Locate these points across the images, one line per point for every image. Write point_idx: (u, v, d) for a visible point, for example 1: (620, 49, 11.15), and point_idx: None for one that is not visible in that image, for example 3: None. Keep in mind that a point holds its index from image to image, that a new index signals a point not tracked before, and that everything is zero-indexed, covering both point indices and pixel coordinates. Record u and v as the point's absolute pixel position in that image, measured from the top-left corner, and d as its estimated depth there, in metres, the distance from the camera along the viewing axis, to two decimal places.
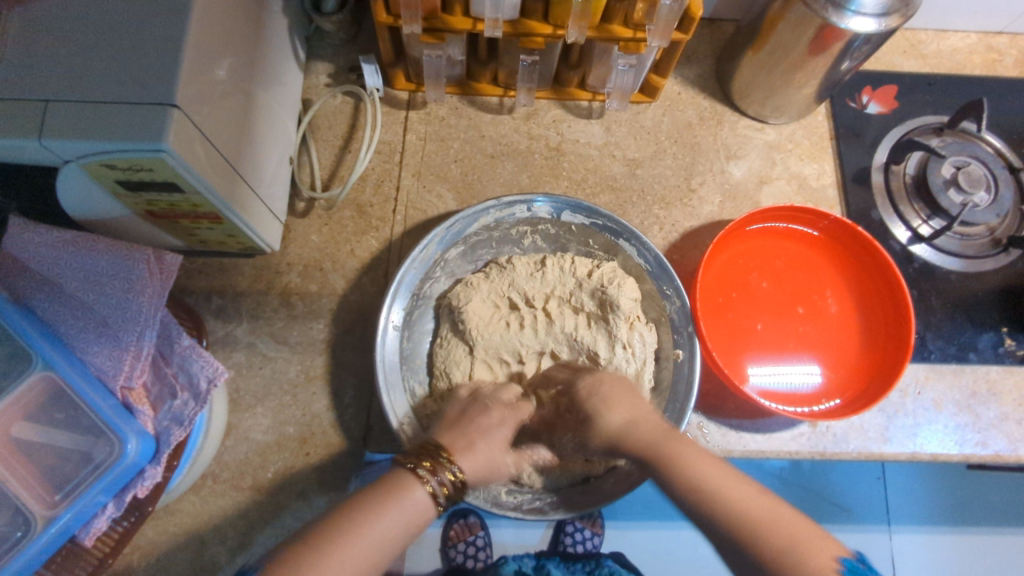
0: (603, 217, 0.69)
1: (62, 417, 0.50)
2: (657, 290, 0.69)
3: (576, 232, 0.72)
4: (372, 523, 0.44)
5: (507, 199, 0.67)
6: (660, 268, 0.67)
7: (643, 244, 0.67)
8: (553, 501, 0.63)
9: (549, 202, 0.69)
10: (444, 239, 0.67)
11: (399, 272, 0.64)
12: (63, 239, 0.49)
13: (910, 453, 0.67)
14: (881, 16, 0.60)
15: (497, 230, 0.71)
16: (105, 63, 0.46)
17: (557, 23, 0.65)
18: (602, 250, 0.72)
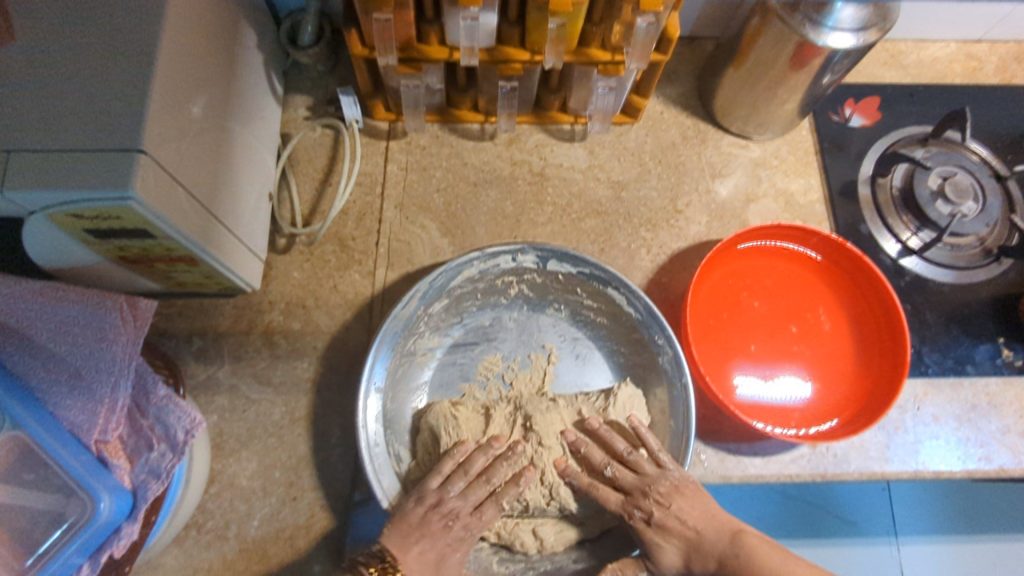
0: (589, 265, 0.67)
1: (31, 478, 0.48)
2: (649, 338, 0.67)
3: (563, 281, 0.70)
4: None
5: (490, 250, 0.66)
6: (651, 317, 0.65)
7: (631, 291, 0.66)
8: (547, 572, 0.60)
9: (535, 253, 0.67)
10: (426, 293, 0.66)
11: (379, 331, 0.62)
12: (32, 291, 0.47)
13: (912, 471, 0.66)
14: (858, 31, 0.60)
15: (482, 281, 0.69)
16: (67, 110, 0.45)
17: (535, 49, 0.64)
18: (591, 297, 0.71)
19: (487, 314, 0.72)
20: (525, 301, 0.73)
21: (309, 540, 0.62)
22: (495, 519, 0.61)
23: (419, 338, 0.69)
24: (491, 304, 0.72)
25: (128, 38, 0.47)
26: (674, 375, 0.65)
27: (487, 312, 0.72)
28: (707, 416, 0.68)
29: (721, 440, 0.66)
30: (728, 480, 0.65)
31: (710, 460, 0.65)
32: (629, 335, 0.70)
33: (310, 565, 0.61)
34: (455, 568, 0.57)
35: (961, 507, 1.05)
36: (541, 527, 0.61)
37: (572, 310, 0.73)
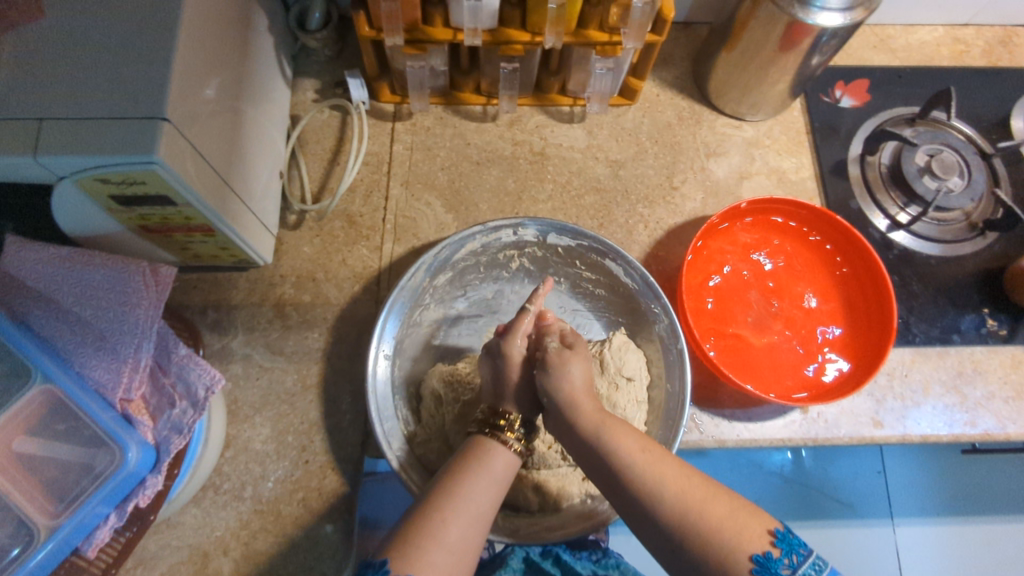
0: (588, 239, 0.69)
1: (64, 429, 0.51)
2: (646, 307, 0.70)
3: (563, 254, 0.74)
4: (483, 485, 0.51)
5: (492, 225, 0.68)
6: (646, 286, 0.68)
7: (628, 262, 0.68)
8: (550, 526, 0.63)
9: (536, 226, 0.70)
10: (431, 266, 0.68)
11: (388, 300, 0.65)
12: (59, 256, 0.51)
13: (900, 436, 0.68)
14: (845, 11, 0.63)
15: (485, 254, 0.72)
16: (96, 83, 0.48)
17: (535, 30, 0.67)
18: (589, 269, 0.74)
19: (490, 286, 0.76)
20: (526, 274, 0.77)
21: (321, 500, 0.64)
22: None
23: (425, 311, 0.72)
24: (492, 277, 0.76)
25: (150, 15, 0.50)
26: (669, 342, 0.67)
27: (488, 285, 0.76)
28: (703, 384, 0.70)
29: (717, 405, 0.69)
30: (723, 444, 0.68)
31: (705, 425, 0.68)
32: (627, 306, 0.74)
33: (322, 525, 0.63)
34: None
35: (954, 488, 1.08)
36: (546, 485, 0.64)
37: (572, 283, 0.77)
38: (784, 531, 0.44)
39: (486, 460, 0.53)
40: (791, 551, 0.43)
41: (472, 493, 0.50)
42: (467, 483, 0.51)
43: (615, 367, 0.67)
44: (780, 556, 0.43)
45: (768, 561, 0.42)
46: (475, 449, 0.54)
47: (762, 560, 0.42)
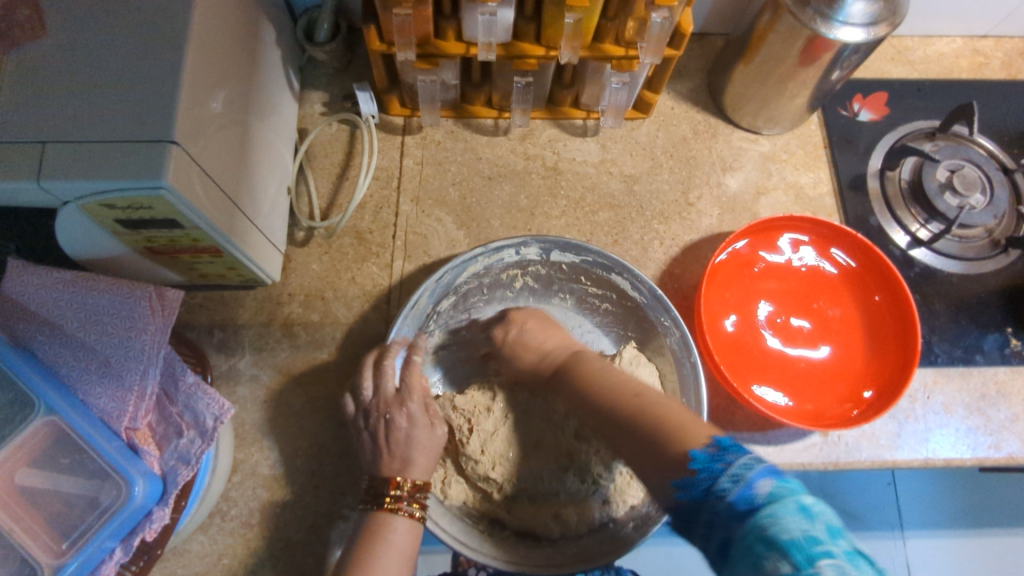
0: (591, 254, 0.67)
1: (68, 463, 0.49)
2: (656, 321, 0.68)
3: (566, 270, 0.72)
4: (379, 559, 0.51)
5: (495, 246, 0.66)
6: (655, 299, 0.66)
7: (635, 277, 0.66)
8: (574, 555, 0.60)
9: (538, 245, 0.68)
10: (433, 291, 0.66)
11: (392, 332, 0.63)
12: (63, 280, 0.49)
13: (922, 459, 0.67)
14: (868, 26, 0.61)
15: (488, 276, 0.71)
16: (102, 106, 0.46)
17: (550, 44, 0.65)
18: (594, 284, 0.72)
19: (495, 306, 0.75)
20: (530, 293, 0.76)
21: (331, 527, 0.62)
22: (516, 510, 0.63)
23: (432, 336, 0.71)
24: (496, 296, 0.75)
25: (157, 35, 0.48)
26: (682, 356, 0.65)
27: (494, 306, 0.75)
28: (721, 406, 0.69)
29: (736, 428, 0.67)
30: None
31: None
32: (637, 319, 0.72)
33: (333, 553, 0.62)
34: (482, 558, 0.59)
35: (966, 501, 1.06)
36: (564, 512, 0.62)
37: (578, 298, 0.76)
38: (713, 446, 0.40)
39: (380, 534, 0.53)
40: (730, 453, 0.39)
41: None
42: (376, 571, 0.50)
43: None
44: (719, 454, 0.39)
45: (701, 457, 0.40)
46: (373, 536, 0.53)
47: (694, 469, 0.40)
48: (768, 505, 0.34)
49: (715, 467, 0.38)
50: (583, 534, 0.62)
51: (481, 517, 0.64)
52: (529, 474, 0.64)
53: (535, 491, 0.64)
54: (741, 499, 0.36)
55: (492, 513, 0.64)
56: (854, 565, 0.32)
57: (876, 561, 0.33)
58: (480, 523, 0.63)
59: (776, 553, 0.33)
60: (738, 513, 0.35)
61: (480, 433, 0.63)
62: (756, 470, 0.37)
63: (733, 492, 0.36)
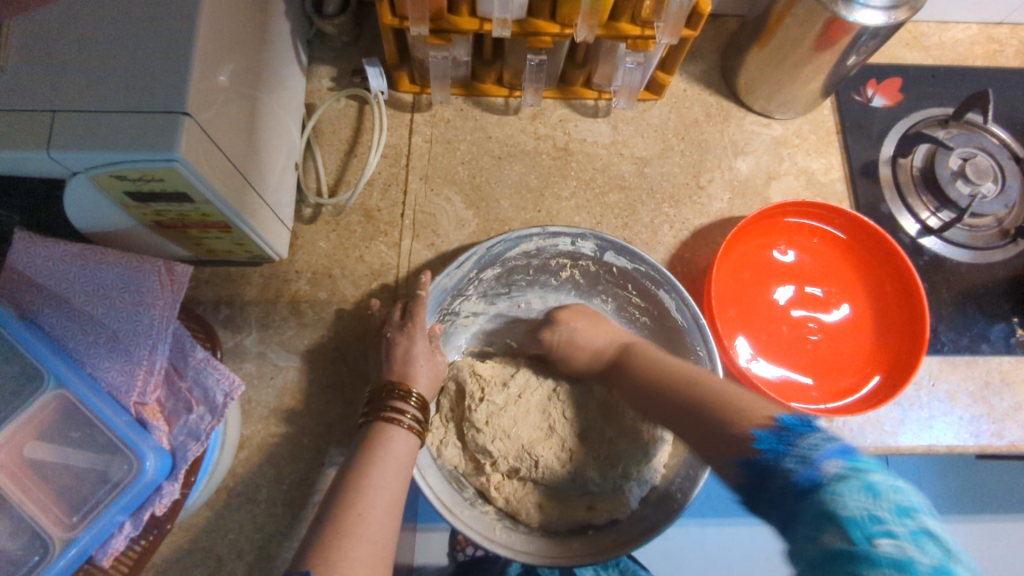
0: (644, 264, 0.66)
1: (78, 436, 0.49)
2: (691, 346, 0.66)
3: (615, 273, 0.72)
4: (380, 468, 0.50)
5: (552, 230, 0.66)
6: (695, 324, 0.64)
7: (681, 297, 0.65)
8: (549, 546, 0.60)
9: (594, 242, 0.68)
10: (482, 259, 0.66)
11: (434, 281, 0.63)
12: (70, 252, 0.48)
13: (925, 446, 0.67)
14: (888, 9, 0.60)
15: (537, 257, 0.70)
16: (112, 74, 0.45)
17: (565, 22, 0.64)
18: (639, 294, 0.72)
19: (536, 291, 0.76)
20: (573, 286, 0.77)
21: None
22: (505, 489, 0.63)
23: (466, 302, 0.72)
24: (539, 280, 0.75)
25: (168, 4, 0.47)
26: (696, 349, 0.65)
27: (534, 290, 0.76)
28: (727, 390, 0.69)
29: None
30: None
31: None
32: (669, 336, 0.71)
33: None
34: (462, 526, 0.58)
35: None
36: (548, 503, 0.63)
37: (619, 303, 0.76)
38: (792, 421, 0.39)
39: (381, 441, 0.53)
40: (799, 431, 0.38)
41: (379, 490, 0.49)
42: (376, 475, 0.49)
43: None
44: (786, 432, 0.38)
45: (765, 436, 0.39)
46: (376, 441, 0.52)
47: (763, 436, 0.39)
48: (832, 483, 0.33)
49: (782, 444, 0.38)
50: (562, 529, 0.62)
51: (469, 485, 0.64)
52: (525, 456, 0.63)
53: (526, 474, 0.64)
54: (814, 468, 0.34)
55: (479, 486, 0.64)
56: (911, 544, 0.30)
57: (950, 546, 0.30)
58: (466, 490, 0.64)
59: (833, 527, 0.31)
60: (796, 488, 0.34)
61: (491, 407, 0.64)
62: (825, 450, 0.35)
63: (798, 471, 0.35)
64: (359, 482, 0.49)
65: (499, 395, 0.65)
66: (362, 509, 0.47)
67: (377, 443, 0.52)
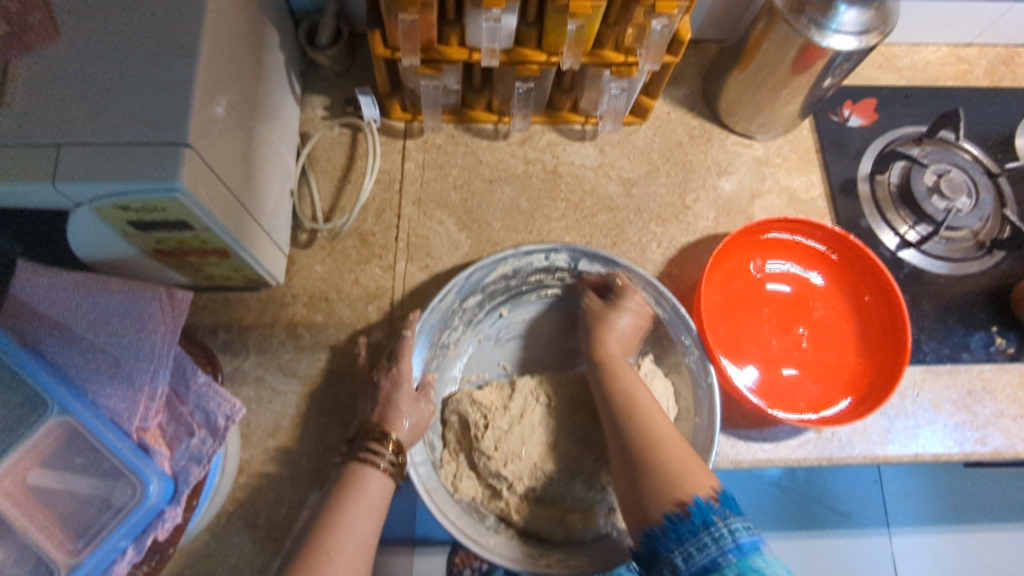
0: (620, 266, 0.70)
1: (82, 462, 0.50)
2: (676, 339, 0.70)
3: (591, 282, 0.74)
4: (352, 508, 0.53)
5: (524, 249, 0.69)
6: (677, 316, 0.68)
7: (660, 292, 0.68)
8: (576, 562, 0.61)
9: (568, 253, 0.70)
10: (462, 289, 0.68)
11: (417, 320, 0.65)
12: (74, 282, 0.50)
13: (912, 454, 0.69)
14: (860, 34, 0.63)
15: (515, 277, 0.72)
16: (116, 108, 0.47)
17: (551, 50, 0.67)
18: None
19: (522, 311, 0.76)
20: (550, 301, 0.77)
21: None
22: (523, 510, 0.64)
23: (455, 331, 0.73)
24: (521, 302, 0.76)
25: (170, 40, 0.49)
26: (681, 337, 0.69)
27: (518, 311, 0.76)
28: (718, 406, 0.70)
29: (734, 426, 0.69)
30: (739, 464, 0.68)
31: (722, 448, 0.68)
32: (653, 335, 0.74)
33: None
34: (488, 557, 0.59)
35: (949, 496, 1.09)
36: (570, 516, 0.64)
37: None
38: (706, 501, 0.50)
39: (358, 482, 0.55)
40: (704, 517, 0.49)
41: (350, 531, 0.51)
42: (348, 517, 0.52)
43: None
44: (716, 506, 0.50)
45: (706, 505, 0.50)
46: (353, 483, 0.55)
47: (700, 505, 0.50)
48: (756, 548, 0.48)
49: (711, 516, 0.49)
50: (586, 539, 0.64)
51: (488, 511, 0.65)
52: (540, 476, 0.65)
53: (543, 493, 0.65)
54: (750, 546, 0.48)
55: (498, 511, 0.65)
56: None
57: None
58: (486, 518, 0.65)
59: None
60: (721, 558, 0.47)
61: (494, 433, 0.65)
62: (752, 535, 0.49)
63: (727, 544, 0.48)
64: (331, 523, 0.51)
65: (503, 418, 0.66)
66: (332, 551, 0.49)
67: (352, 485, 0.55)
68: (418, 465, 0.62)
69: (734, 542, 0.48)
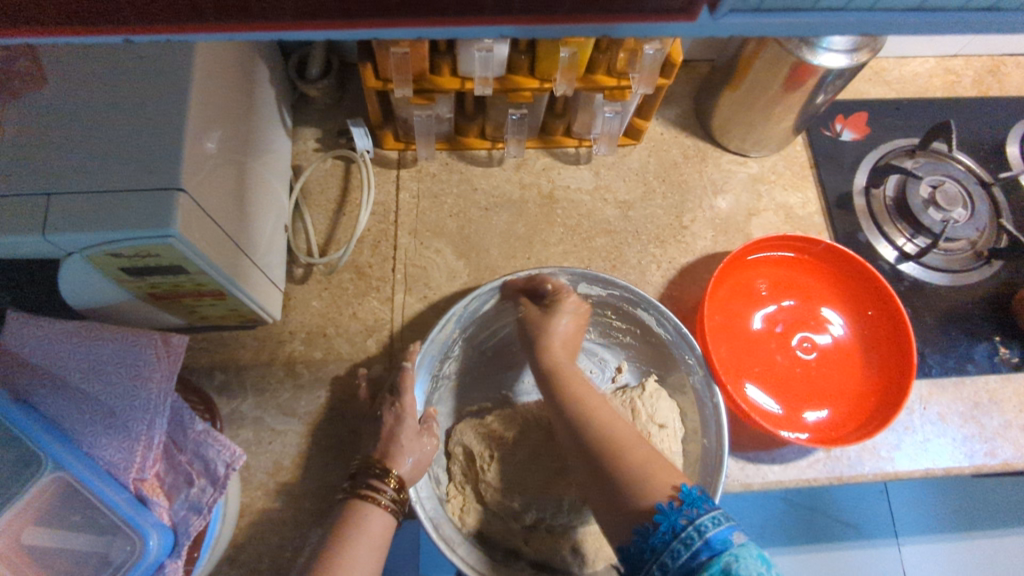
0: (620, 288, 0.68)
1: (78, 519, 0.49)
2: (680, 359, 0.68)
3: (592, 303, 0.73)
4: (350, 550, 0.51)
5: (524, 274, 0.68)
6: (680, 336, 0.67)
7: (660, 312, 0.67)
8: None
9: (566, 276, 0.69)
10: (462, 317, 0.67)
11: (418, 351, 0.64)
12: (66, 330, 0.49)
13: (922, 470, 0.68)
14: (850, 52, 0.63)
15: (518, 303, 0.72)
16: (107, 154, 0.46)
17: (544, 77, 0.66)
18: (620, 318, 0.73)
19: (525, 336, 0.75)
20: None
21: None
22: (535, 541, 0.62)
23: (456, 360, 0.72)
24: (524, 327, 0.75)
25: (160, 83, 0.48)
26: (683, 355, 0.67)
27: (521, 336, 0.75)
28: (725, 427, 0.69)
29: (742, 449, 0.68)
30: (749, 487, 0.67)
31: (731, 471, 0.67)
32: (658, 354, 0.73)
33: None
34: None
35: (956, 505, 1.08)
36: (583, 545, 0.62)
37: (602, 330, 0.76)
38: (689, 490, 0.48)
39: (357, 522, 0.53)
40: (693, 505, 0.47)
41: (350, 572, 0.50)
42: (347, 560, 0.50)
43: (648, 413, 0.66)
44: (681, 507, 0.47)
45: (666, 508, 0.47)
46: (351, 522, 0.53)
47: (663, 510, 0.47)
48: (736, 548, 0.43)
49: (676, 519, 0.46)
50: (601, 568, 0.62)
51: (499, 544, 0.64)
52: (548, 502, 0.62)
53: (552, 522, 0.62)
54: (718, 539, 0.44)
55: (510, 544, 0.63)
56: None
57: None
58: (497, 552, 0.63)
59: None
60: (696, 560, 0.43)
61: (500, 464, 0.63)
62: (720, 526, 0.45)
63: (698, 545, 0.44)
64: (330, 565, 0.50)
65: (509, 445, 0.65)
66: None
67: (350, 526, 0.53)
68: (421, 499, 0.61)
69: (705, 541, 0.44)
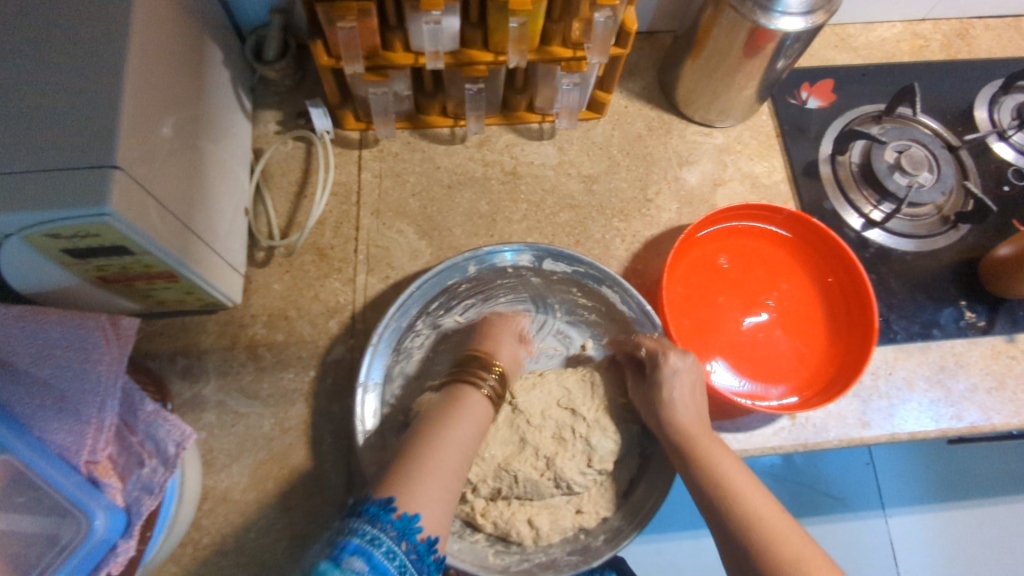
0: (585, 264, 0.69)
1: (23, 501, 0.48)
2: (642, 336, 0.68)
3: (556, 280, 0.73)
4: (450, 422, 0.54)
5: (483, 250, 0.67)
6: (642, 313, 0.67)
7: (624, 289, 0.68)
8: (542, 564, 0.61)
9: (529, 251, 0.69)
10: (418, 294, 0.67)
11: (376, 330, 0.64)
12: (13, 315, 0.46)
13: (889, 435, 0.68)
14: (806, 14, 0.62)
15: (479, 280, 0.71)
16: (39, 133, 0.45)
17: (498, 50, 0.66)
18: (586, 296, 0.73)
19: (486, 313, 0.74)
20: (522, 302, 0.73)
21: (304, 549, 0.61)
22: (491, 515, 0.62)
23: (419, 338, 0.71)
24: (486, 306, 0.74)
25: (92, 61, 0.47)
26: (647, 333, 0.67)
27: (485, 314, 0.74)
28: None
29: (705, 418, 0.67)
30: None
31: None
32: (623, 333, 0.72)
33: None
34: (455, 561, 0.59)
35: (941, 475, 1.08)
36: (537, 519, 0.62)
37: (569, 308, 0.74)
38: None
39: (462, 401, 0.57)
40: None
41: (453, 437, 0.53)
42: (450, 425, 0.54)
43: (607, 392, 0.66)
44: None
45: None
46: (456, 398, 0.57)
47: None
48: None
49: None
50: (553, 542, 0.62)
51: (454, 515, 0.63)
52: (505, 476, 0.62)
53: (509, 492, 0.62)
54: None
55: (466, 516, 0.63)
56: None
57: None
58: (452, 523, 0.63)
59: None
60: None
61: None
62: None
63: None
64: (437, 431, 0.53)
65: None
66: (434, 458, 0.50)
67: (452, 403, 0.56)
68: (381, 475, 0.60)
69: None
